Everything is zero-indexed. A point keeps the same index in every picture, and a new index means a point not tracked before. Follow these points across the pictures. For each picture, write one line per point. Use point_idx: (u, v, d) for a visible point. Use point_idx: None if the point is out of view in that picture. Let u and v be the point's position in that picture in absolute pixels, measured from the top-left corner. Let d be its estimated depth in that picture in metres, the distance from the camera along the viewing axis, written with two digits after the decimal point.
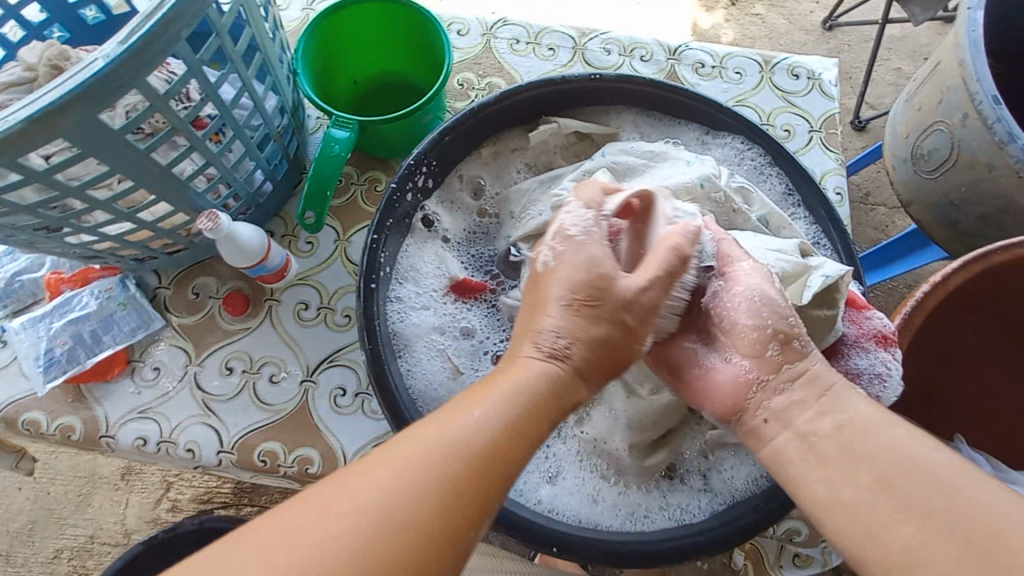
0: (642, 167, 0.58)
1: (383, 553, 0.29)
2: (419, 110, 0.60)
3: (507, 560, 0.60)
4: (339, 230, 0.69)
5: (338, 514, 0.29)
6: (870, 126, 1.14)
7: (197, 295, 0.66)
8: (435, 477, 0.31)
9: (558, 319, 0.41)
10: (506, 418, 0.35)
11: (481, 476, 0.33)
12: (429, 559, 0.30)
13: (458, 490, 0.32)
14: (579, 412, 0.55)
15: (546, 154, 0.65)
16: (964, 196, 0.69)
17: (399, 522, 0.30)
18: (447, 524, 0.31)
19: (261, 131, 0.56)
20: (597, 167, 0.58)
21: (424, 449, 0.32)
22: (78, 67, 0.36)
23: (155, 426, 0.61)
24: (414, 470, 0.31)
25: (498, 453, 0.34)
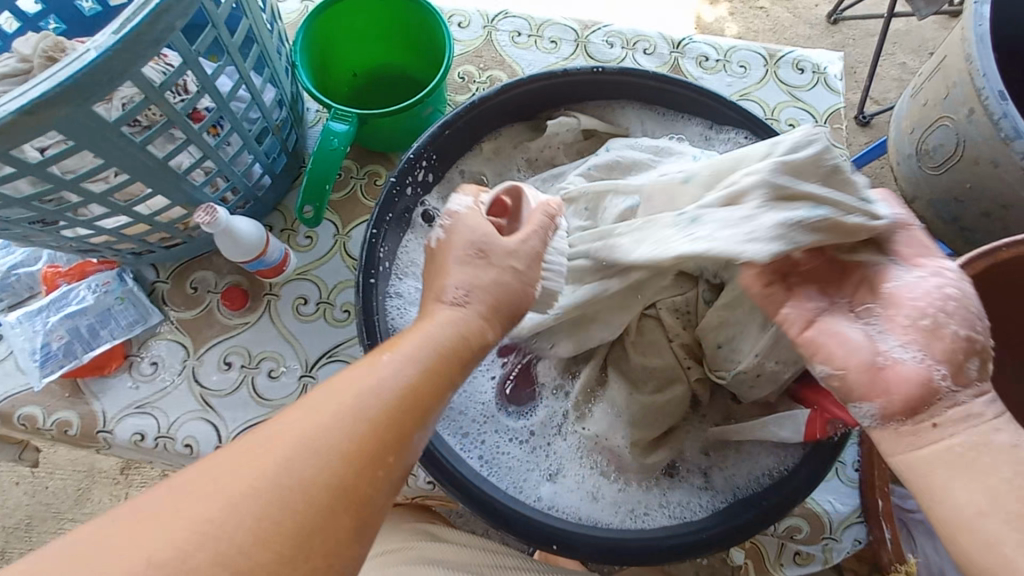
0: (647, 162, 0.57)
1: (293, 500, 0.28)
2: (420, 103, 0.60)
3: (505, 556, 0.60)
4: (339, 225, 0.68)
5: (242, 470, 0.28)
6: (874, 121, 1.13)
7: (195, 289, 0.65)
8: (350, 419, 0.31)
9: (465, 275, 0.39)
10: (422, 364, 0.34)
11: (398, 415, 0.32)
12: (346, 494, 0.29)
13: (370, 432, 0.31)
14: (580, 409, 0.55)
15: (549, 149, 0.64)
16: (969, 192, 0.69)
17: (310, 470, 0.29)
18: (362, 459, 0.30)
19: (259, 124, 0.55)
20: (602, 161, 0.57)
21: (337, 392, 0.31)
22: (70, 59, 0.35)
23: (153, 421, 0.61)
24: (326, 413, 0.30)
25: (418, 395, 0.33)
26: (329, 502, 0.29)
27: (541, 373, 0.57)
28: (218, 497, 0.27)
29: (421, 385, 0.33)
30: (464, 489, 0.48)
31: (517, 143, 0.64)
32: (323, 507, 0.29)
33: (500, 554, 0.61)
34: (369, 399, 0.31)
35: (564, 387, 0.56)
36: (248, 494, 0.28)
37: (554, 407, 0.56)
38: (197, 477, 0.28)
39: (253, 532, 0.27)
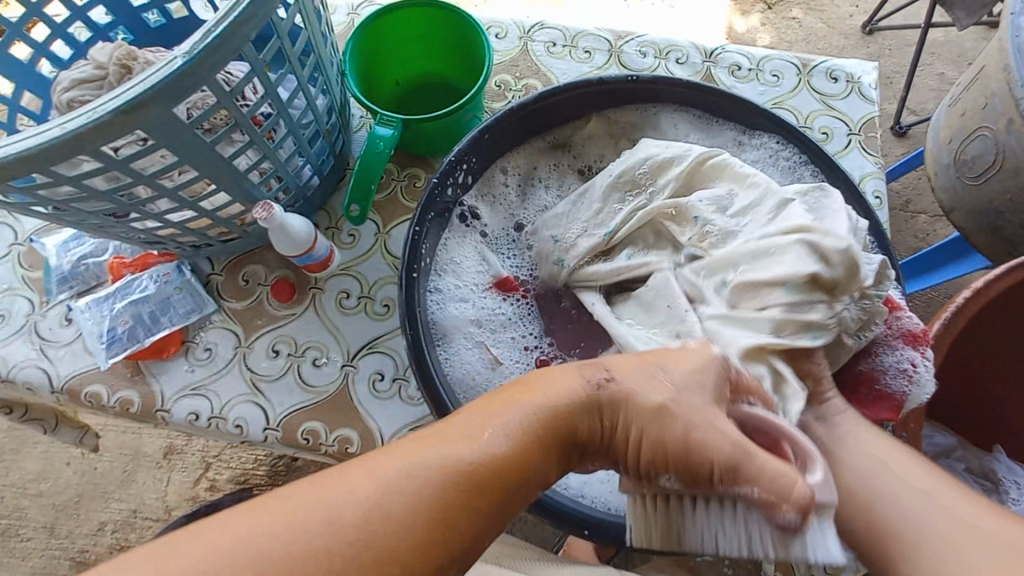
0: (706, 155, 0.56)
1: (378, 538, 0.29)
2: (460, 109, 0.63)
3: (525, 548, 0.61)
4: (380, 225, 0.72)
5: (349, 490, 0.30)
6: (910, 132, 1.12)
7: (247, 281, 0.70)
8: (448, 469, 0.32)
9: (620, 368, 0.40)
10: (530, 430, 0.35)
11: (490, 478, 0.33)
12: (417, 557, 0.30)
13: (457, 488, 0.32)
14: None
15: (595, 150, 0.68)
16: (1010, 202, 0.68)
17: (394, 514, 0.30)
18: (446, 523, 0.31)
19: (312, 128, 0.60)
20: (625, 173, 0.59)
21: (448, 441, 0.33)
22: (158, 65, 0.40)
23: (207, 402, 0.65)
24: (432, 461, 0.32)
25: (514, 466, 0.34)
26: (398, 559, 0.29)
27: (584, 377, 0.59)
28: (318, 505, 0.30)
29: (520, 456, 0.34)
30: None
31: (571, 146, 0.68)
32: (395, 562, 0.29)
33: (515, 544, 0.62)
34: (463, 458, 0.33)
35: None
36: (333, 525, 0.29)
37: None
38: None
39: (333, 557, 0.28)
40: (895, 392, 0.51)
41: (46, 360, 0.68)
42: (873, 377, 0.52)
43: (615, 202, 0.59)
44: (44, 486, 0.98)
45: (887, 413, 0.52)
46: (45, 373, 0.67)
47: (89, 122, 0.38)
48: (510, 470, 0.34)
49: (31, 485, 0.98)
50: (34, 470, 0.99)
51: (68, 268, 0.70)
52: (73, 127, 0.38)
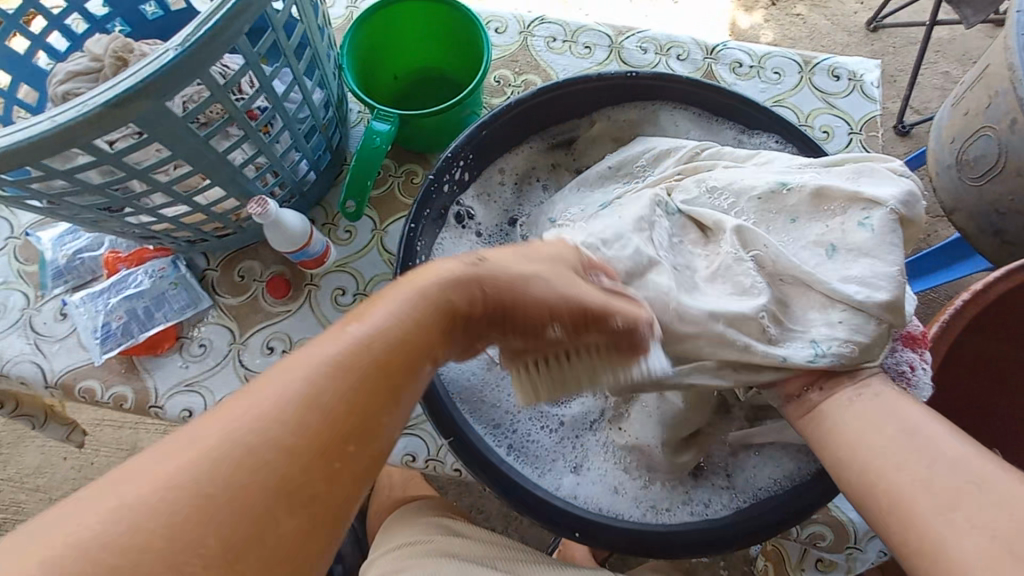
0: (699, 148, 0.59)
1: (275, 446, 0.26)
2: (458, 105, 0.62)
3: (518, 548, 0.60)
4: (377, 221, 0.71)
5: (225, 417, 0.27)
6: (914, 131, 1.11)
7: (242, 277, 0.69)
8: (335, 361, 0.29)
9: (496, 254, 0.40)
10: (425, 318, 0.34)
11: (390, 360, 0.31)
12: (325, 449, 0.27)
13: (350, 373, 0.29)
14: (618, 408, 0.57)
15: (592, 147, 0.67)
16: (1012, 205, 0.67)
17: (286, 419, 0.27)
18: (350, 411, 0.28)
19: (308, 123, 0.59)
20: (619, 159, 0.62)
21: (330, 339, 0.31)
22: (150, 59, 0.39)
23: (201, 399, 0.65)
24: (315, 360, 0.29)
25: (411, 347, 0.32)
26: (300, 455, 0.27)
27: None
28: (201, 444, 0.26)
29: (415, 337, 0.33)
30: (488, 471, 0.50)
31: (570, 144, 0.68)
32: (303, 459, 0.27)
33: (516, 546, 0.61)
34: (356, 353, 0.30)
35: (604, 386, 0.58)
36: (224, 441, 0.26)
37: (590, 406, 0.57)
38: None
39: (227, 482, 0.25)
40: None
41: (41, 354, 0.67)
42: None
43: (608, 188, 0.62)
44: (40, 481, 0.98)
45: None
46: (40, 368, 0.67)
47: (79, 115, 0.38)
48: (402, 359, 0.32)
49: (29, 479, 0.98)
50: (32, 464, 0.98)
51: (63, 262, 0.69)
52: (63, 120, 0.38)
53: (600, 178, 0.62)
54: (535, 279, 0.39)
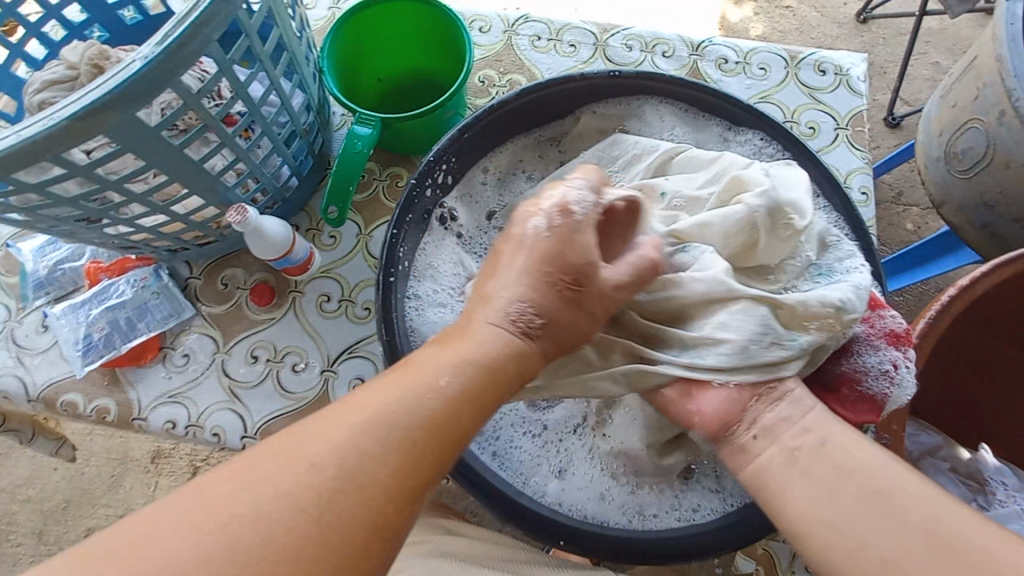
0: (672, 152, 0.60)
1: (359, 487, 0.29)
2: (440, 107, 0.61)
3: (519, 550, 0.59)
4: (361, 226, 0.70)
5: (313, 451, 0.30)
6: (904, 123, 1.11)
7: (225, 285, 0.68)
8: (409, 411, 0.33)
9: (527, 291, 0.41)
10: (487, 367, 0.37)
11: (454, 410, 0.34)
12: (399, 490, 0.30)
13: (423, 422, 0.33)
14: (601, 415, 0.56)
15: (577, 146, 0.66)
16: (999, 196, 0.67)
17: (368, 460, 0.30)
18: (419, 455, 0.32)
19: (288, 128, 0.58)
20: (595, 161, 0.62)
21: (405, 385, 0.34)
22: (117, 69, 0.38)
23: (185, 410, 0.64)
24: (392, 405, 0.32)
25: (471, 397, 0.35)
26: (378, 495, 0.30)
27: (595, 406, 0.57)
28: (289, 478, 0.29)
29: (475, 386, 0.36)
30: (476, 480, 0.49)
31: (555, 141, 0.67)
32: (381, 500, 0.30)
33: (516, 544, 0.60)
34: (422, 396, 0.34)
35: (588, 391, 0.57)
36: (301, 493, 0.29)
37: (573, 411, 0.57)
38: (245, 456, 0.30)
39: (316, 515, 0.28)
40: (876, 394, 0.49)
41: (23, 368, 0.66)
42: (854, 377, 0.50)
43: None
44: (33, 490, 0.97)
45: (869, 416, 0.49)
46: (21, 382, 0.66)
47: (44, 128, 0.37)
48: (468, 404, 0.35)
49: (21, 489, 0.97)
50: (23, 474, 0.97)
51: (44, 274, 0.68)
52: (29, 134, 0.37)
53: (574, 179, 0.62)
54: (573, 321, 0.43)
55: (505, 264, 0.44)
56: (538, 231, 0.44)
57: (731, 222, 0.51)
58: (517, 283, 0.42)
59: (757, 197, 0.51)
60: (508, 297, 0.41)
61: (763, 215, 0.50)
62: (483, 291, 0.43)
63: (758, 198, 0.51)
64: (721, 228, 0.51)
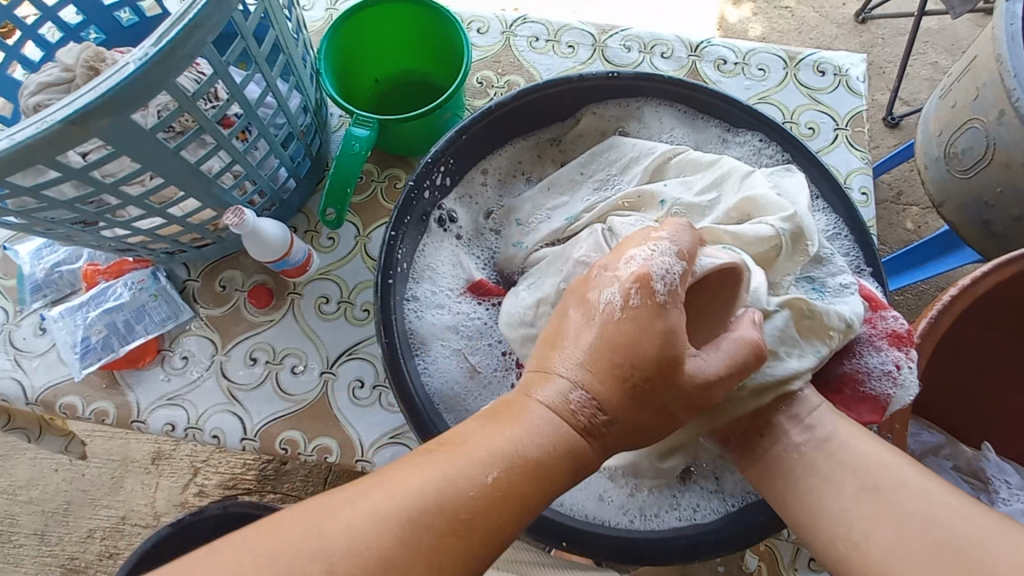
0: (671, 152, 0.59)
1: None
2: (437, 109, 0.61)
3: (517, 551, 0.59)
4: (359, 227, 0.70)
5: (352, 531, 0.31)
6: (903, 122, 1.11)
7: (224, 287, 0.68)
8: (447, 500, 0.32)
9: (578, 376, 0.38)
10: (534, 459, 0.35)
11: (498, 504, 0.33)
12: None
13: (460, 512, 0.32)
14: None
15: (576, 147, 0.66)
16: (999, 196, 0.67)
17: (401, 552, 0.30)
18: (450, 554, 0.31)
19: (285, 130, 0.58)
20: (594, 162, 0.62)
21: (444, 469, 0.33)
22: (111, 72, 0.38)
23: (183, 413, 0.64)
24: (430, 492, 0.32)
25: (516, 492, 0.34)
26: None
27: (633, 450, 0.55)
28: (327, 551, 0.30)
29: (523, 480, 0.34)
30: None
31: (554, 142, 0.67)
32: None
33: (515, 545, 0.59)
34: (464, 486, 0.33)
35: None
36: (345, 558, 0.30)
37: None
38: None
39: None
40: (878, 394, 0.49)
41: (21, 370, 0.66)
42: (856, 378, 0.50)
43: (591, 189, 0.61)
44: (34, 492, 0.96)
45: (871, 416, 0.49)
46: (20, 385, 0.66)
47: (38, 132, 0.37)
48: (513, 500, 0.33)
49: (21, 491, 0.96)
50: (24, 476, 0.97)
51: (41, 276, 0.67)
52: (22, 138, 0.37)
53: (571, 180, 0.62)
54: (645, 418, 0.38)
55: (571, 335, 0.39)
56: (613, 311, 0.38)
57: (760, 240, 0.50)
58: (580, 367, 0.38)
59: (784, 221, 0.51)
60: (567, 380, 0.38)
61: (788, 237, 0.51)
62: (546, 362, 0.39)
63: (785, 223, 0.51)
64: (749, 243, 0.51)
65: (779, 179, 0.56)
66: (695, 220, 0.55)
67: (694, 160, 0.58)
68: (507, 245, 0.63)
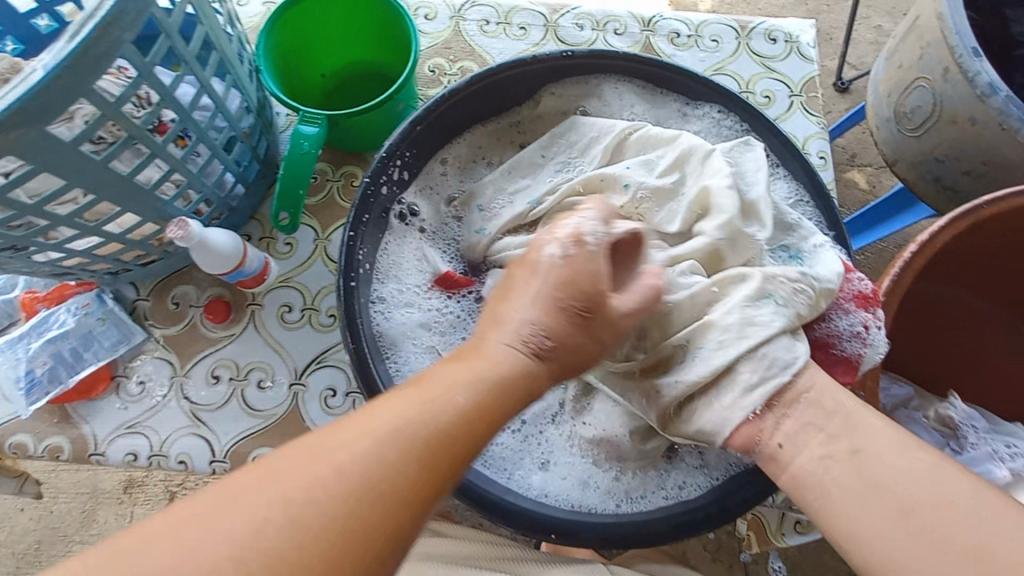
0: (629, 130, 0.58)
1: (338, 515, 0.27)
2: (389, 100, 0.59)
3: (504, 546, 0.57)
4: (318, 229, 0.67)
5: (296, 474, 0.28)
6: (852, 87, 1.13)
7: (177, 304, 0.65)
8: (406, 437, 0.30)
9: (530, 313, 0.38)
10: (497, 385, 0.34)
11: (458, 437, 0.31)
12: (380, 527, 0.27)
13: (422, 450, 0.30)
14: (578, 402, 0.55)
15: (536, 131, 0.64)
16: (948, 151, 0.68)
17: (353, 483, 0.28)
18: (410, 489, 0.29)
19: (226, 132, 0.55)
20: (549, 141, 0.60)
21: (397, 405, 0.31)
22: (17, 80, 0.35)
23: (145, 440, 0.60)
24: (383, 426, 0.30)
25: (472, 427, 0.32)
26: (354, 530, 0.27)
27: None
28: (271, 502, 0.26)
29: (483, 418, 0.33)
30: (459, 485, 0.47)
31: (515, 125, 0.65)
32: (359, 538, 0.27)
33: (499, 541, 0.58)
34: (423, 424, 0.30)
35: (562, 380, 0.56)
36: (321, 491, 0.27)
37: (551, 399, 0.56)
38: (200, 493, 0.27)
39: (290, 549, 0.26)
40: (850, 356, 0.49)
41: None
42: (829, 342, 0.49)
43: (556, 170, 0.59)
44: None
45: (842, 378, 0.50)
46: None
47: None
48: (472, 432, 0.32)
49: None
50: None
51: None
52: None
53: (532, 164, 0.60)
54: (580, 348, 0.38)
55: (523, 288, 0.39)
56: (553, 262, 0.39)
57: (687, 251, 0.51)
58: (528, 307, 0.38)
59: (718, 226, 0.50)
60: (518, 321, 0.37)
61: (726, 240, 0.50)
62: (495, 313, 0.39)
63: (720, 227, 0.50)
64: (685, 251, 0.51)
65: (739, 154, 0.55)
66: (663, 204, 0.54)
67: (654, 136, 0.57)
68: (469, 234, 0.61)
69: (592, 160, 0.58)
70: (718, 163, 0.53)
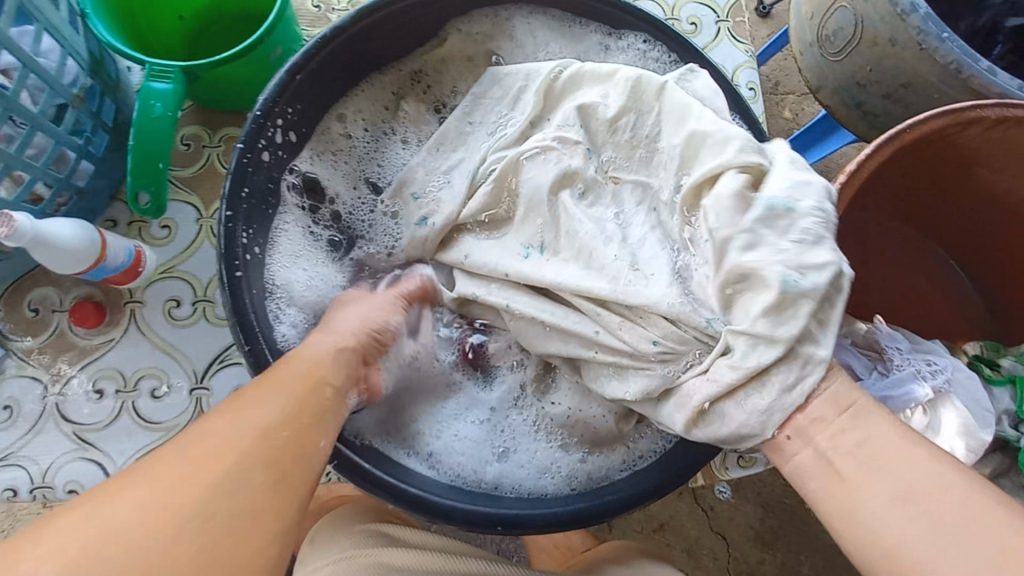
0: (553, 73, 0.49)
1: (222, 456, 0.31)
2: (257, 45, 0.49)
3: (470, 560, 0.51)
4: (201, 207, 0.58)
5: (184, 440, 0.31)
6: (774, 11, 1.09)
7: (37, 311, 0.54)
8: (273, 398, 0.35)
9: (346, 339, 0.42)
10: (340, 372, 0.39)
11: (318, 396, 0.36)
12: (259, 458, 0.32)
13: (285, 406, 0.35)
14: (539, 381, 0.51)
15: (444, 79, 0.57)
16: (870, 74, 0.65)
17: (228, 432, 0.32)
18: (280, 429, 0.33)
19: (48, 97, 0.45)
20: (468, 103, 0.52)
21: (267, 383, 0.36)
22: None
23: (23, 473, 0.52)
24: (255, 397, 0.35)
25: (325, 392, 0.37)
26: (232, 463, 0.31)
27: (494, 350, 0.52)
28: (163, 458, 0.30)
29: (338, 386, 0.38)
30: (392, 490, 0.43)
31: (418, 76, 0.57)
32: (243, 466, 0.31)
33: (463, 551, 0.52)
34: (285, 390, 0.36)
35: (523, 362, 0.52)
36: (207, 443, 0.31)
37: (511, 383, 0.52)
38: None
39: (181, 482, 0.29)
40: None
41: None
42: None
43: (486, 133, 0.51)
44: None
45: None
46: None
47: None
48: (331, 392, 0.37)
49: None
50: None
51: None
52: None
53: (460, 134, 0.52)
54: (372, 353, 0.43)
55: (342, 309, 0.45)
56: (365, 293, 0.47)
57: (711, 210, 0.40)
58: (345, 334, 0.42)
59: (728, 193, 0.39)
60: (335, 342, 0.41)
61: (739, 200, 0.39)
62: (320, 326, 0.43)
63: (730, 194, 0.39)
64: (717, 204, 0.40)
65: (688, 82, 0.49)
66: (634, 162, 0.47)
67: (586, 73, 0.48)
68: (411, 226, 0.51)
69: (519, 116, 0.50)
70: (681, 95, 0.45)
